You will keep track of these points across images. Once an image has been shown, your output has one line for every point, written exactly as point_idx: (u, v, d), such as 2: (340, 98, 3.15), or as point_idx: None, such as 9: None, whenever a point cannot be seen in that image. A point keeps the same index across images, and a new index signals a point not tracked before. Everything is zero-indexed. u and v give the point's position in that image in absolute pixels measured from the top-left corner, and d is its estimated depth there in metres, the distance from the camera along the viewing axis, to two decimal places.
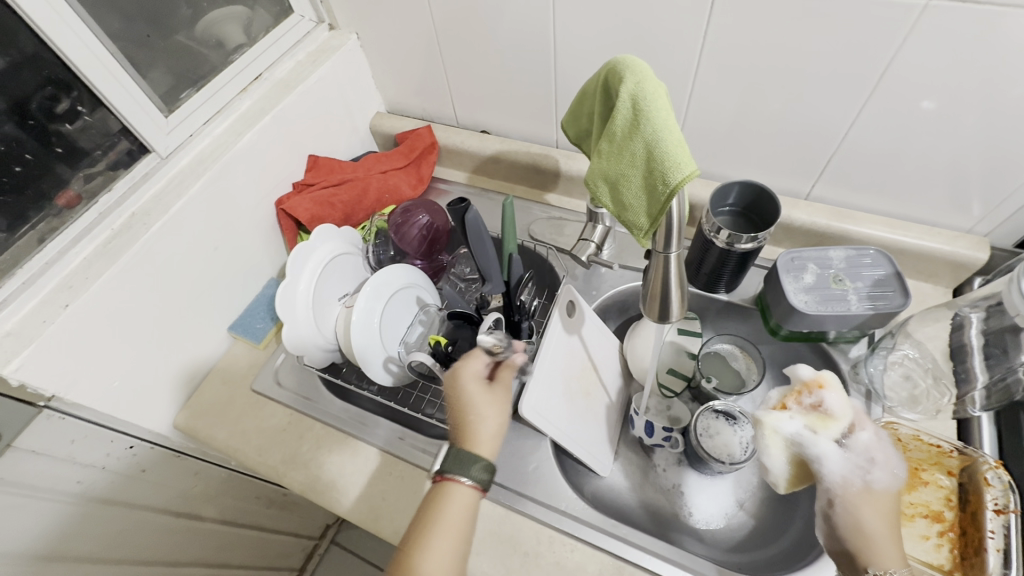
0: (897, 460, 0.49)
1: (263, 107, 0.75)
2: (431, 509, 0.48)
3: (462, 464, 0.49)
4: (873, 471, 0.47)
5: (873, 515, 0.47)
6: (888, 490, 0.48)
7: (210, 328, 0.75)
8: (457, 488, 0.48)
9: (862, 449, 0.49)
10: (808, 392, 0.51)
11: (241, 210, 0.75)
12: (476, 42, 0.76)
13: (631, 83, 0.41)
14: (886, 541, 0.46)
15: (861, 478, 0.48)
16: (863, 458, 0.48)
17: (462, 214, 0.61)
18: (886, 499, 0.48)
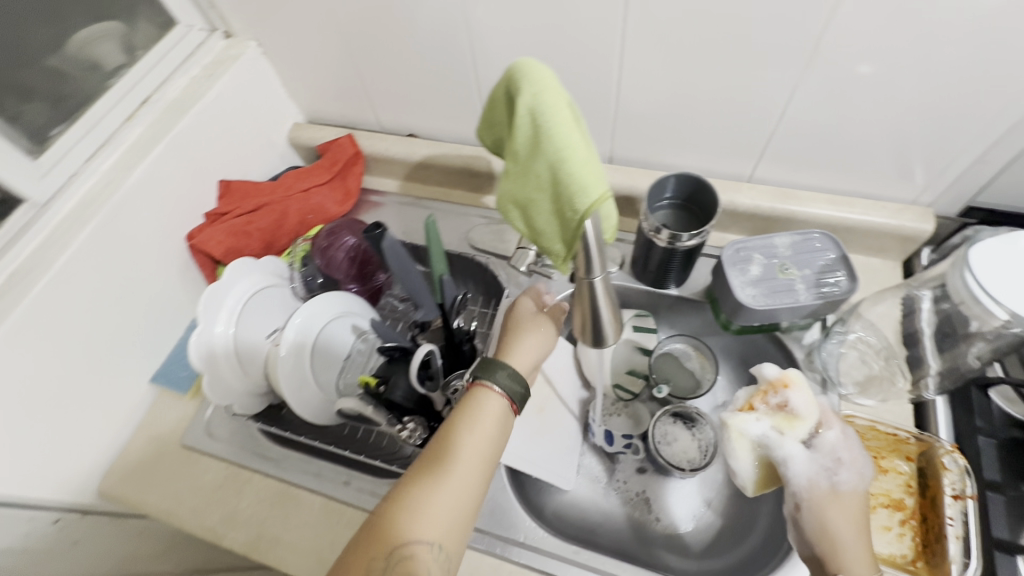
0: (865, 461, 0.46)
1: (156, 134, 0.68)
2: (460, 414, 0.50)
3: (491, 371, 0.52)
4: (842, 473, 0.45)
5: (844, 521, 0.43)
6: (857, 493, 0.45)
7: (127, 383, 0.68)
8: (487, 396, 0.51)
9: (831, 448, 0.46)
10: (774, 391, 0.48)
11: (147, 251, 0.68)
12: (387, 42, 0.70)
13: (528, 94, 0.36)
14: (857, 550, 0.42)
15: (826, 480, 0.45)
16: (830, 459, 0.45)
17: (379, 241, 0.55)
18: (855, 502, 0.44)
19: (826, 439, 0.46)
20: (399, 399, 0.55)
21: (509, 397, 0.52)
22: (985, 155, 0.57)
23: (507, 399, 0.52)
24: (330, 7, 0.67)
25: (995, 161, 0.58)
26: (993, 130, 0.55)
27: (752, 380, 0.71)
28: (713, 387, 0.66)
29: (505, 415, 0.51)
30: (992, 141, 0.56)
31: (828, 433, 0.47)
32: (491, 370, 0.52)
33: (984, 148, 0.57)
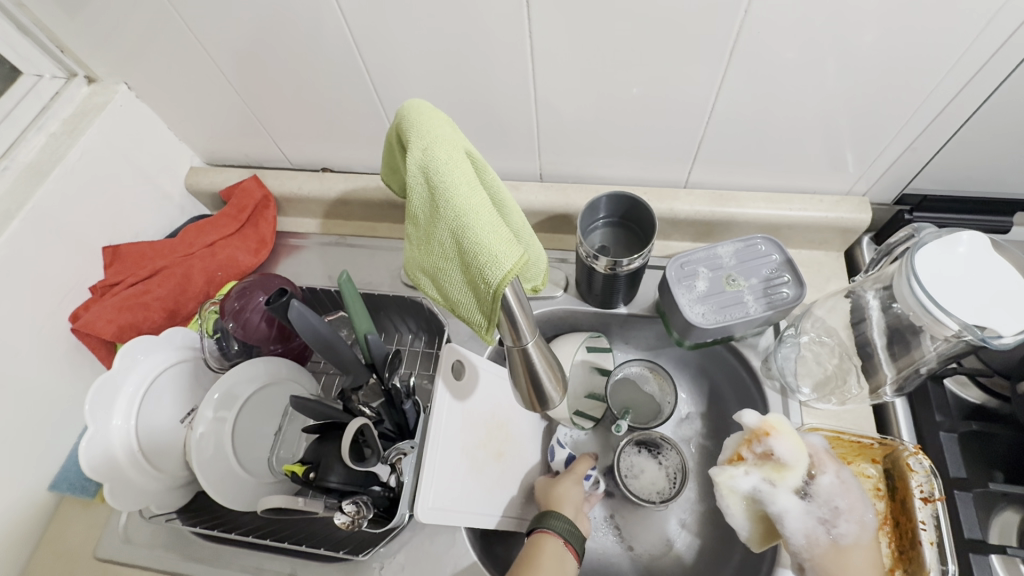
0: (865, 505, 0.46)
1: (9, 209, 0.58)
2: (528, 556, 0.50)
3: (544, 518, 0.53)
4: (841, 523, 0.45)
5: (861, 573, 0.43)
6: (861, 544, 0.45)
7: (17, 499, 0.58)
8: (546, 538, 0.51)
9: (827, 495, 0.46)
10: (758, 440, 0.47)
11: (19, 344, 0.58)
12: (279, 75, 0.62)
13: (418, 151, 0.31)
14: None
15: (826, 534, 0.45)
16: (826, 509, 0.46)
17: (285, 311, 0.47)
18: (863, 554, 0.44)
19: (818, 486, 0.47)
20: (336, 483, 0.49)
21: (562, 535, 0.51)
22: (914, 143, 0.56)
23: (564, 541, 0.51)
24: (205, 41, 0.59)
25: (925, 147, 0.57)
26: (920, 118, 0.54)
27: (713, 389, 0.69)
28: (674, 410, 0.63)
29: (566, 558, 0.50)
30: (920, 129, 0.55)
31: (821, 481, 0.47)
32: (543, 516, 0.53)
33: (913, 136, 0.56)
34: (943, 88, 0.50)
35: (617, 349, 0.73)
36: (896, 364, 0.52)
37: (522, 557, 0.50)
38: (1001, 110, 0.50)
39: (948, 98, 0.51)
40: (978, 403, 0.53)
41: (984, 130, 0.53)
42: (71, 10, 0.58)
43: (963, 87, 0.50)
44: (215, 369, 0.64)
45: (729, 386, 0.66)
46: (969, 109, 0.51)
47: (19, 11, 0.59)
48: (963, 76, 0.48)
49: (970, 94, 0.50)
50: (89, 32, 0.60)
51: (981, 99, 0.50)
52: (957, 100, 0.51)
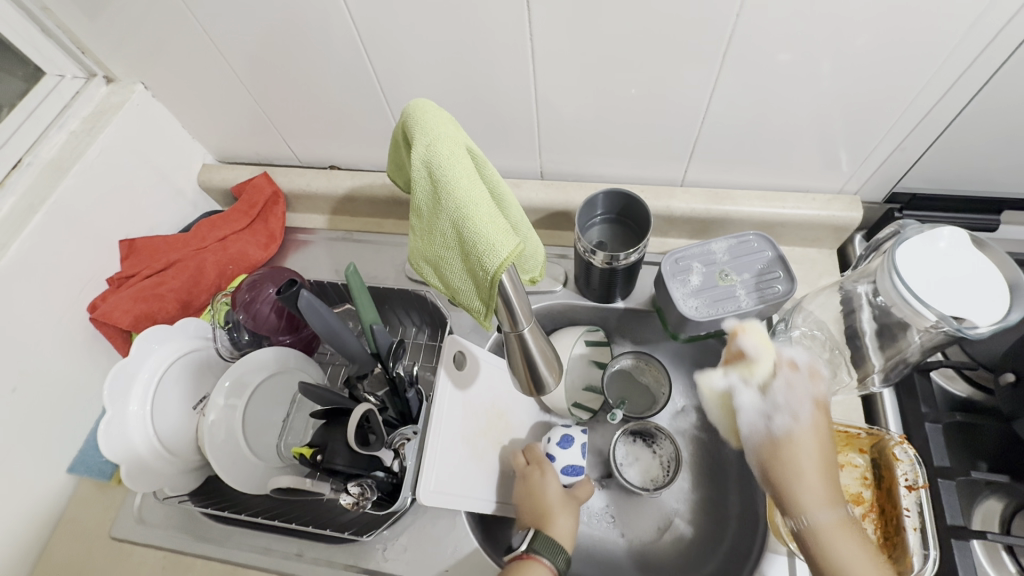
0: (813, 398, 0.48)
1: (33, 203, 0.60)
2: None
3: (549, 548, 0.51)
4: (787, 412, 0.48)
5: (806, 461, 0.45)
6: (808, 435, 0.46)
7: (38, 480, 0.61)
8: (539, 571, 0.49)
9: (780, 395, 0.48)
10: (731, 340, 0.52)
11: (41, 331, 0.60)
12: (289, 75, 0.65)
13: (421, 147, 0.33)
14: (816, 493, 0.45)
15: (764, 425, 0.48)
16: (773, 402, 0.48)
17: (294, 301, 0.49)
18: (802, 442, 0.46)
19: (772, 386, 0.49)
20: (341, 466, 0.51)
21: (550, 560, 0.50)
22: (903, 143, 0.58)
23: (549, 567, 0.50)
24: (220, 43, 0.62)
25: (913, 147, 0.58)
26: (908, 119, 0.55)
27: None
28: (668, 401, 0.64)
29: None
30: (908, 129, 0.56)
31: (776, 381, 0.49)
32: (553, 551, 0.51)
33: (901, 136, 0.57)
34: (929, 89, 0.52)
35: (615, 343, 0.75)
36: (884, 353, 0.54)
37: None
38: (985, 111, 0.52)
39: (935, 99, 0.53)
40: (963, 397, 0.55)
41: (970, 130, 0.54)
42: (93, 13, 0.61)
43: (949, 88, 0.51)
44: (227, 357, 0.66)
45: None
46: (955, 110, 0.53)
47: (44, 14, 0.61)
48: (948, 78, 0.50)
49: (955, 95, 0.52)
50: (109, 34, 0.63)
51: (966, 100, 0.52)
52: (943, 101, 0.53)
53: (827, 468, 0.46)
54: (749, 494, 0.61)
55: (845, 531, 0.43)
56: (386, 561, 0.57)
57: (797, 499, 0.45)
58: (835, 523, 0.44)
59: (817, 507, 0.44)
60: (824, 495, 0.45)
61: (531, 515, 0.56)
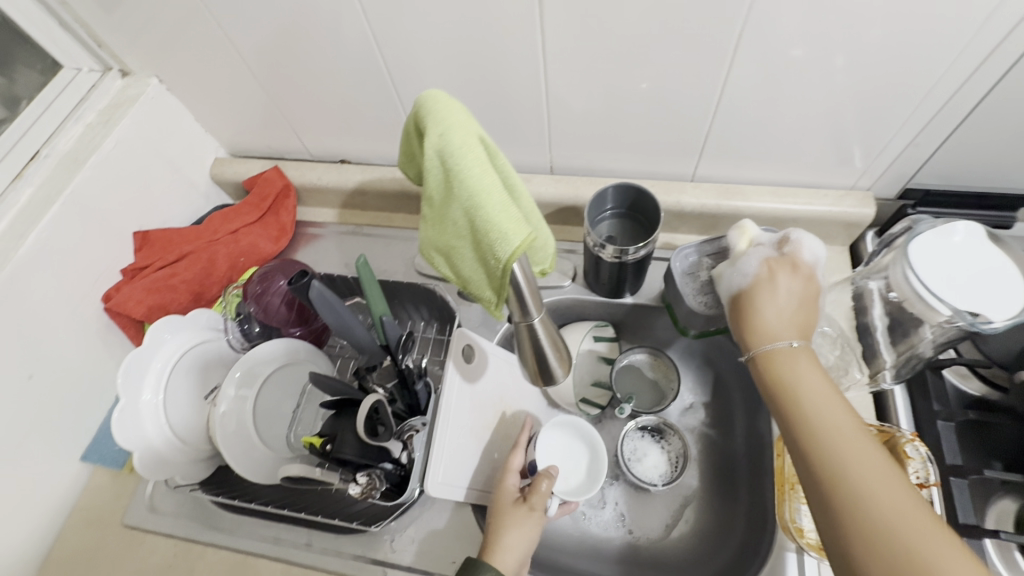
0: (790, 267, 0.50)
1: (49, 194, 0.61)
2: None
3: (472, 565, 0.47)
4: (753, 268, 0.51)
5: (770, 307, 0.48)
6: (774, 291, 0.49)
7: (52, 467, 0.62)
8: None
9: (747, 261, 0.53)
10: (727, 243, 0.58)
11: (56, 321, 0.61)
12: (300, 69, 0.65)
13: (434, 135, 0.33)
14: (781, 315, 0.47)
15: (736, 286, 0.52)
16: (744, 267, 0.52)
17: (306, 291, 0.49)
18: (766, 296, 0.49)
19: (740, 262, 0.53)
20: (351, 455, 0.51)
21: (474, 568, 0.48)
22: (916, 138, 0.57)
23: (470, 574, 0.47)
24: (233, 36, 0.62)
25: (927, 142, 0.58)
26: (922, 114, 0.55)
27: (715, 380, 0.71)
28: (677, 397, 0.64)
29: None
30: (922, 124, 0.56)
31: (746, 255, 0.53)
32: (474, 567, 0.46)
33: (915, 131, 0.57)
34: (944, 83, 0.51)
35: (623, 339, 0.75)
36: (896, 349, 0.54)
37: None
38: (1001, 105, 0.51)
39: (949, 94, 0.52)
40: (977, 395, 0.54)
41: (985, 125, 0.54)
42: (109, 6, 0.61)
43: (963, 83, 0.51)
44: (238, 348, 0.68)
45: (733, 375, 0.68)
46: (970, 105, 0.52)
47: (62, 8, 0.62)
48: (964, 71, 0.50)
49: (970, 89, 0.51)
50: (124, 27, 0.64)
51: (981, 94, 0.51)
52: (958, 95, 0.52)
53: (798, 307, 0.48)
54: (758, 490, 0.60)
55: (804, 360, 0.44)
56: (394, 552, 0.57)
57: (755, 330, 0.47)
58: (784, 344, 0.45)
59: (773, 335, 0.46)
60: (788, 323, 0.47)
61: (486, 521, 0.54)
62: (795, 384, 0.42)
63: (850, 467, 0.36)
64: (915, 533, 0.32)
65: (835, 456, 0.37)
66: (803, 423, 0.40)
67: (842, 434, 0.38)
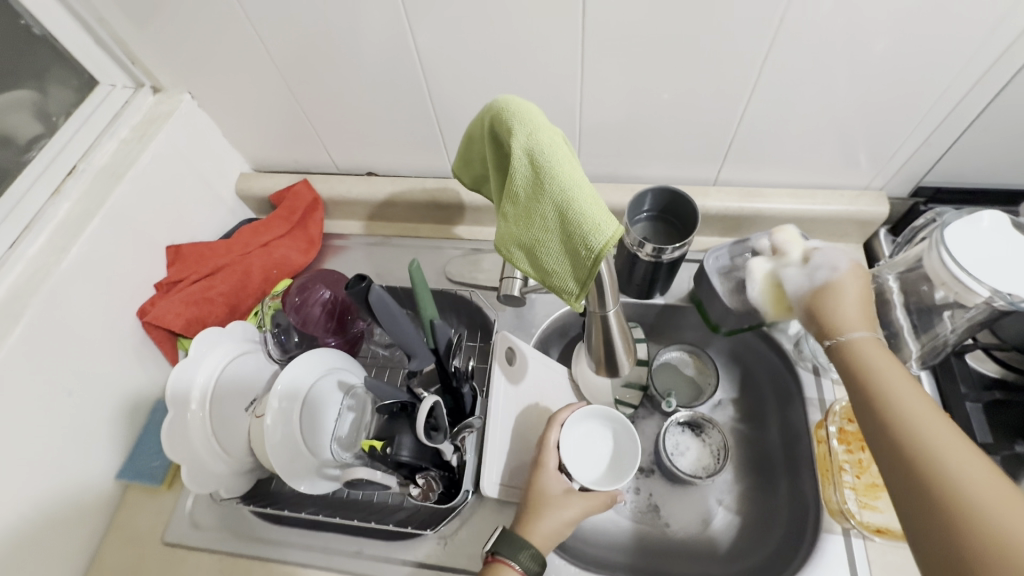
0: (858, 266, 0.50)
1: (88, 208, 0.61)
2: None
3: (512, 545, 0.48)
4: (840, 264, 0.49)
5: (845, 304, 0.46)
6: (849, 283, 0.48)
7: (89, 486, 0.61)
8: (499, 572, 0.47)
9: (822, 256, 0.50)
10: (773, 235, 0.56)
11: (95, 335, 0.61)
12: (336, 83, 0.67)
13: (523, 136, 0.36)
14: (853, 312, 0.46)
15: (811, 281, 0.50)
16: (823, 263, 0.50)
17: (364, 296, 0.49)
18: (846, 291, 0.47)
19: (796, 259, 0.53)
20: (408, 457, 0.51)
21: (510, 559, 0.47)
22: (927, 140, 0.62)
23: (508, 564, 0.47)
24: (272, 53, 0.64)
25: (937, 143, 0.62)
26: (933, 117, 0.59)
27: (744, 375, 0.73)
28: (715, 392, 0.67)
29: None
30: (931, 128, 0.60)
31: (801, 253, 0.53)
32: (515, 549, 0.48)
33: (926, 134, 0.61)
34: (955, 88, 0.55)
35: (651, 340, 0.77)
36: (921, 340, 0.57)
37: None
38: (1007, 108, 0.56)
39: (958, 100, 0.56)
40: (996, 376, 0.58)
41: (990, 127, 0.58)
42: (147, 23, 0.62)
43: (972, 87, 0.55)
44: (275, 359, 0.68)
45: (763, 370, 0.71)
46: (976, 110, 0.57)
47: (99, 25, 0.63)
48: (973, 79, 0.54)
49: (978, 93, 0.55)
50: (160, 44, 0.65)
51: (989, 98, 0.55)
52: (967, 98, 0.56)
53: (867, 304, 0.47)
54: (797, 482, 0.61)
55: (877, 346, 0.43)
56: (446, 556, 0.57)
57: (834, 322, 0.45)
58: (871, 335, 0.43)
59: (847, 325, 0.45)
60: (865, 318, 0.46)
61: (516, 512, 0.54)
62: (881, 390, 0.39)
63: (929, 447, 0.34)
64: (999, 511, 0.30)
65: (944, 464, 0.33)
66: (882, 405, 0.38)
67: (921, 414, 0.36)
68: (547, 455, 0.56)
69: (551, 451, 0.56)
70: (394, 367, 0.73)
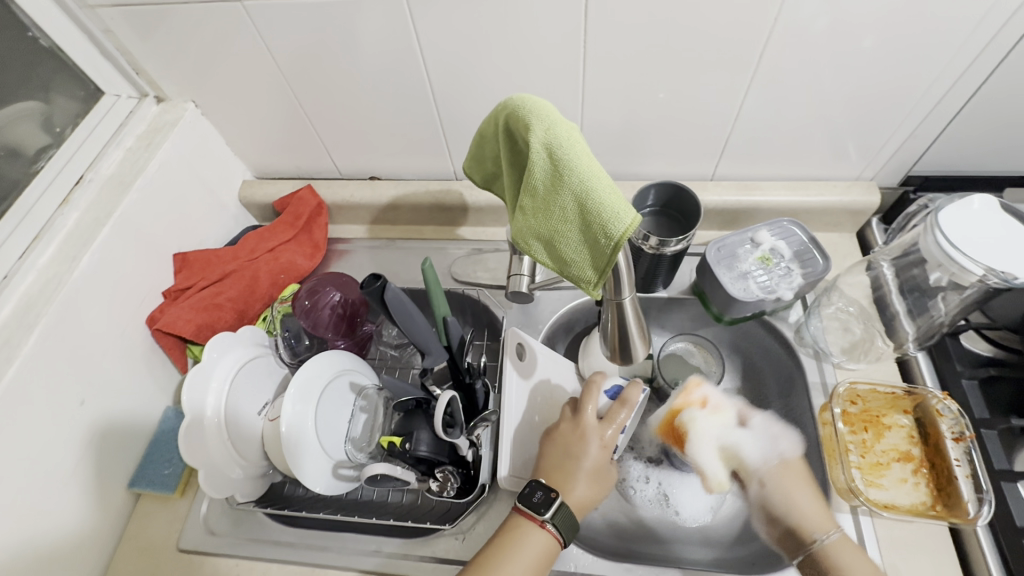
0: (790, 433, 0.61)
1: (98, 217, 0.62)
2: (517, 542, 0.49)
3: (567, 522, 0.51)
4: (768, 447, 0.60)
5: (852, 560, 0.51)
6: (796, 460, 0.59)
7: (102, 496, 0.60)
8: (547, 540, 0.50)
9: (763, 430, 0.61)
10: (693, 391, 0.62)
11: (106, 344, 0.61)
12: (341, 89, 0.68)
13: (540, 132, 0.38)
14: (815, 515, 0.54)
15: (775, 455, 0.59)
16: (768, 438, 0.60)
17: (380, 294, 0.50)
18: (798, 464, 0.59)
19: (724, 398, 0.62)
20: (426, 452, 0.53)
21: (553, 529, 0.50)
22: (915, 131, 0.64)
23: (551, 532, 0.50)
24: (278, 60, 0.65)
25: (925, 134, 0.64)
26: (920, 109, 0.61)
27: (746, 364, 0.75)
28: (722, 378, 0.67)
29: (548, 547, 0.49)
30: (919, 120, 0.63)
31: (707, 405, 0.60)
32: (567, 529, 0.51)
33: (914, 125, 0.64)
34: (940, 81, 0.58)
35: (655, 334, 0.79)
36: (915, 322, 0.59)
37: (507, 539, 0.49)
38: (990, 98, 0.58)
39: (944, 92, 0.59)
40: (988, 355, 0.60)
41: (975, 117, 0.61)
42: (153, 33, 0.63)
43: (957, 79, 0.57)
44: (286, 362, 0.69)
45: (763, 356, 0.72)
46: (962, 101, 0.59)
47: (105, 36, 0.63)
48: (958, 71, 0.56)
49: (963, 85, 0.58)
50: (165, 54, 0.65)
51: (973, 89, 0.58)
52: (953, 90, 0.58)
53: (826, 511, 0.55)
54: (805, 467, 0.62)
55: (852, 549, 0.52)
56: (465, 551, 0.57)
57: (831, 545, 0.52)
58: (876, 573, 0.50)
59: (826, 527, 0.53)
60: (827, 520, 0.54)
61: (549, 465, 0.54)
62: None
63: None
64: None
65: None
66: None
67: None
68: (610, 426, 0.55)
69: (620, 425, 0.56)
70: (403, 368, 0.74)
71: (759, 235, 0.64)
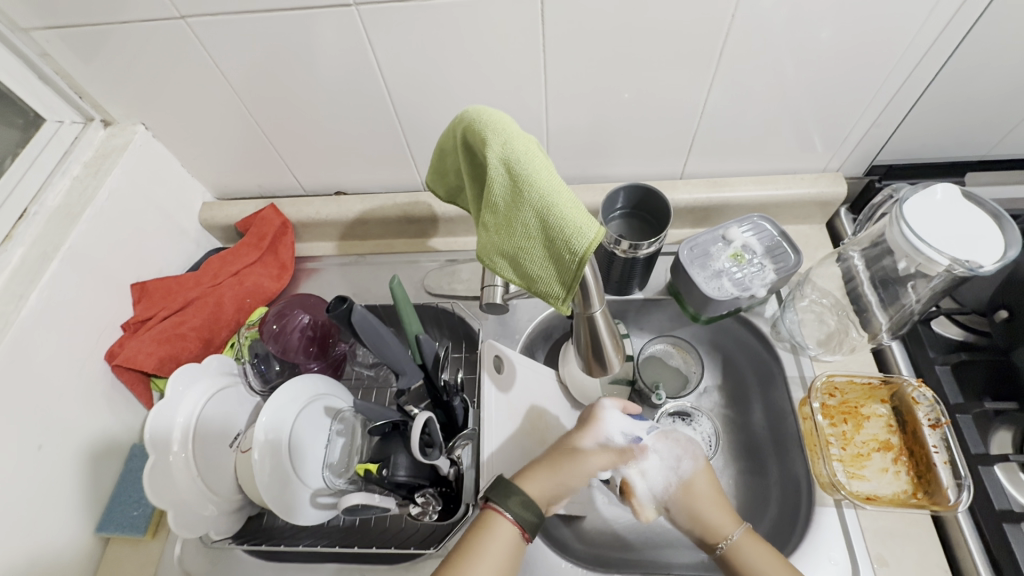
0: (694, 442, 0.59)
1: (46, 251, 0.59)
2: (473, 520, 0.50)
3: (512, 495, 0.50)
4: (683, 465, 0.57)
5: (757, 558, 0.50)
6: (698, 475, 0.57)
7: (66, 544, 0.57)
8: (491, 514, 0.49)
9: (668, 451, 0.58)
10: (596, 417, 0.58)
11: (63, 384, 0.58)
12: (298, 104, 0.66)
13: (497, 146, 0.37)
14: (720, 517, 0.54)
15: (676, 475, 0.57)
16: (672, 458, 0.57)
17: (348, 317, 0.48)
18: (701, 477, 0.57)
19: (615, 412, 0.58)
20: (405, 476, 0.51)
21: (525, 527, 0.49)
22: (877, 120, 0.65)
23: (521, 530, 0.49)
24: (230, 78, 0.62)
25: (886, 123, 0.65)
26: (881, 99, 0.62)
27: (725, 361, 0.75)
28: (701, 379, 0.67)
29: (518, 547, 0.48)
30: (880, 109, 0.63)
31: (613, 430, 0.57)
32: (513, 502, 0.49)
33: (875, 115, 0.64)
34: (897, 71, 0.58)
35: (633, 336, 0.78)
36: (888, 312, 0.59)
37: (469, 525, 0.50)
38: (946, 86, 0.59)
39: (901, 81, 0.59)
40: (959, 340, 0.61)
41: (933, 104, 0.62)
42: (91, 55, 0.60)
43: (914, 68, 0.58)
44: (257, 390, 0.67)
45: (741, 353, 0.72)
46: (920, 88, 0.60)
47: (43, 60, 0.61)
48: (914, 59, 0.57)
49: (921, 72, 0.58)
50: (108, 76, 0.62)
51: (929, 78, 0.59)
52: (911, 79, 0.59)
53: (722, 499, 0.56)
54: (788, 461, 0.62)
55: (754, 544, 0.51)
56: None
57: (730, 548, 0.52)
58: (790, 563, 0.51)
59: (727, 527, 0.53)
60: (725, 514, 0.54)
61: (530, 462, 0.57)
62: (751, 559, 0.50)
63: None
64: None
65: None
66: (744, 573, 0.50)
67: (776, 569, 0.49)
68: (593, 434, 0.56)
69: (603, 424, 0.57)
70: (380, 387, 0.72)
71: (729, 232, 0.64)
